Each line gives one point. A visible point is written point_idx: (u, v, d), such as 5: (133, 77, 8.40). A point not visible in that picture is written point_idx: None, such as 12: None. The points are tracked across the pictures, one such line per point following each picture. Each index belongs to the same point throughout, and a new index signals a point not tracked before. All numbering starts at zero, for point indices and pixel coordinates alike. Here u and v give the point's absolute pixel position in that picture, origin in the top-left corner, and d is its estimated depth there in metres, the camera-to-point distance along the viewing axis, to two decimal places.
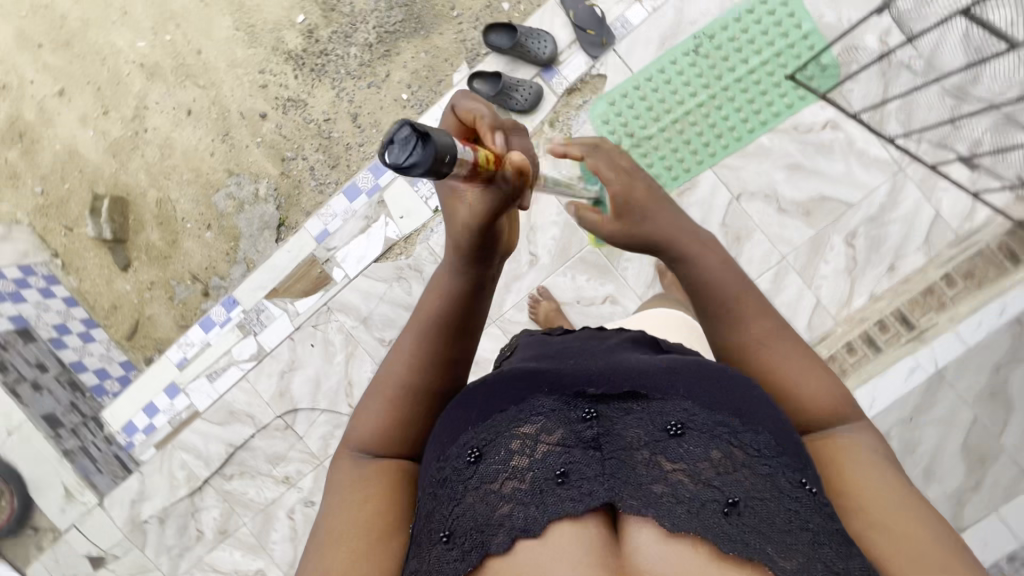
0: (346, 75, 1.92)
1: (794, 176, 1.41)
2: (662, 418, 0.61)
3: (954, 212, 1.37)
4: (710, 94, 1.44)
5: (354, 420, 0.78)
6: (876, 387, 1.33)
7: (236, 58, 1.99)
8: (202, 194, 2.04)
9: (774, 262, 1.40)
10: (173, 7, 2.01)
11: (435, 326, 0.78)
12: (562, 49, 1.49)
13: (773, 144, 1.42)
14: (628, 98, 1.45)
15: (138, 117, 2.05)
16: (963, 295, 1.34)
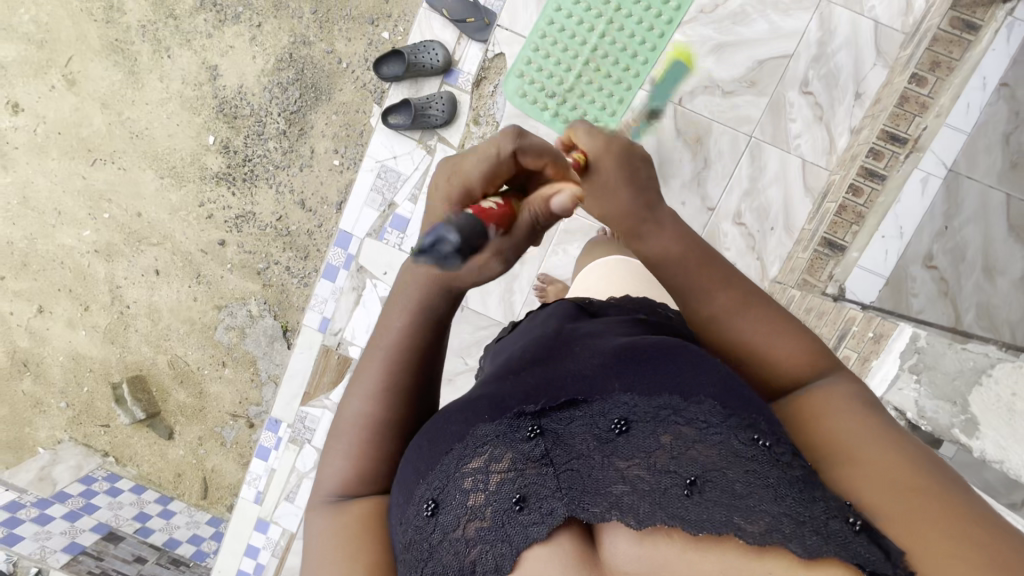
0: (276, 168, 1.92)
1: (721, 55, 1.34)
2: (604, 420, 0.59)
3: (891, 14, 1.30)
4: (606, 22, 1.34)
5: (326, 457, 0.71)
6: (897, 214, 1.24)
7: (173, 203, 2.00)
8: (203, 338, 2.07)
9: (743, 144, 1.34)
10: (97, 185, 2.02)
11: (407, 347, 0.71)
12: (454, 49, 1.47)
13: (690, 36, 1.35)
14: (533, 63, 1.37)
15: (116, 298, 2.09)
16: (939, 88, 1.20)
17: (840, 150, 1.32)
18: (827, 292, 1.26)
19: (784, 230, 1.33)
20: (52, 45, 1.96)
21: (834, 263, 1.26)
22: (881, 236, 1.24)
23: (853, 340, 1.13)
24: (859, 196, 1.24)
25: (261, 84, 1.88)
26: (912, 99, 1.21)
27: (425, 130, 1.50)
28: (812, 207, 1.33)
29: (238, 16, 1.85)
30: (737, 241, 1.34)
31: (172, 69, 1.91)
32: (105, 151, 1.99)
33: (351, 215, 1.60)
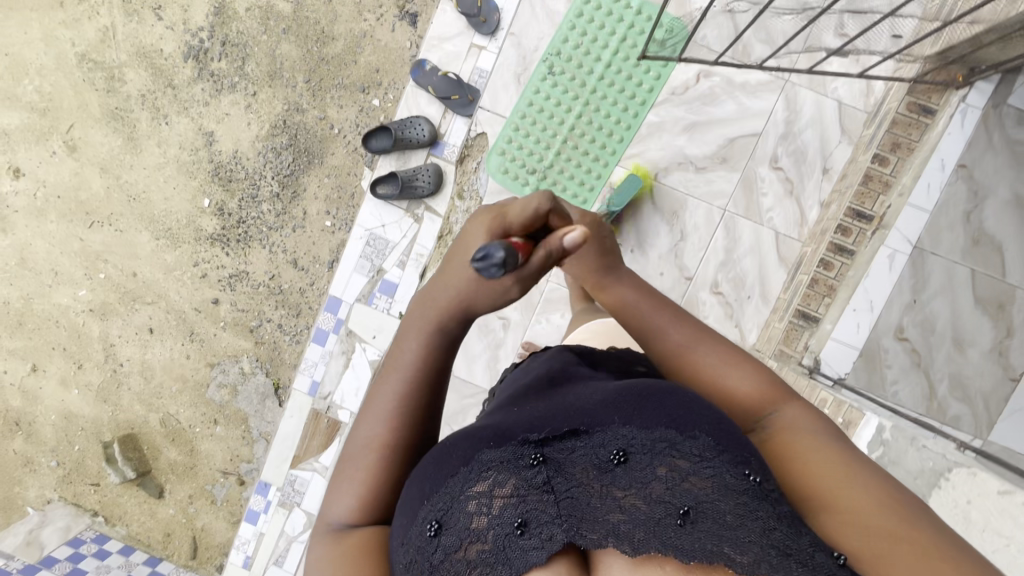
0: (269, 230, 1.97)
1: (694, 134, 1.45)
2: (604, 450, 0.65)
3: (853, 96, 1.41)
4: (583, 104, 1.46)
5: (331, 488, 0.79)
6: (867, 288, 1.29)
7: (168, 263, 2.03)
8: (196, 395, 2.08)
9: (718, 217, 1.45)
10: (95, 247, 2.06)
11: (416, 381, 0.81)
12: (440, 123, 1.54)
13: (662, 116, 1.46)
14: (514, 143, 1.48)
15: (110, 356, 2.11)
16: (901, 167, 1.31)
17: (810, 222, 1.43)
18: (803, 363, 1.35)
19: (761, 302, 1.44)
20: (54, 114, 2.02)
21: (808, 334, 1.35)
22: (852, 309, 1.30)
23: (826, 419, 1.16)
24: (830, 269, 1.35)
25: (255, 149, 1.93)
26: (876, 177, 1.33)
27: (411, 199, 1.55)
28: (786, 276, 1.44)
29: (234, 85, 1.92)
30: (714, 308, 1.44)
31: (170, 135, 1.97)
32: (102, 214, 2.04)
33: (341, 280, 1.64)
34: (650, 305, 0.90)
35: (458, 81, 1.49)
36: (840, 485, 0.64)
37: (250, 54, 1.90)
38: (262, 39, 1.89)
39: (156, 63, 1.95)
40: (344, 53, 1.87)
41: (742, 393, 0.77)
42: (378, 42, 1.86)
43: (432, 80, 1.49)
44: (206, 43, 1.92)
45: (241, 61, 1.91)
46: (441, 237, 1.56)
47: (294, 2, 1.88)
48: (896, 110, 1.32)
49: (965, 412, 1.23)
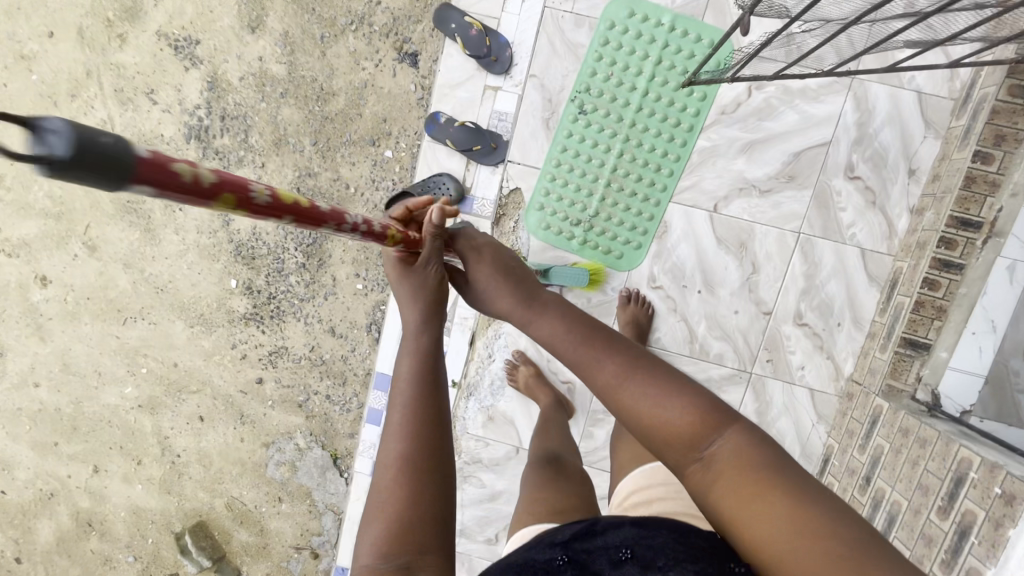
0: (301, 302, 1.90)
1: (755, 154, 1.42)
2: (617, 550, 0.77)
3: (934, 83, 1.36)
4: (623, 140, 1.43)
5: (359, 527, 0.77)
6: (985, 307, 1.26)
7: (206, 349, 1.99)
8: (256, 477, 2.05)
9: (794, 241, 1.42)
10: (132, 343, 2.03)
11: (419, 386, 0.87)
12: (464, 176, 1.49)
13: (715, 140, 1.42)
14: (553, 195, 1.45)
15: (166, 448, 2.09)
16: (1008, 161, 1.24)
17: (899, 232, 1.41)
18: (918, 399, 1.30)
19: (854, 328, 1.43)
20: (69, 216, 1.97)
21: (921, 365, 1.31)
22: (971, 333, 1.27)
23: (974, 491, 1.06)
24: (937, 289, 1.29)
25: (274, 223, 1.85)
26: (980, 178, 1.26)
27: None
28: (879, 295, 1.42)
29: (241, 159, 1.83)
30: (800, 342, 1.44)
31: (187, 220, 1.92)
32: (133, 310, 2.00)
33: None
34: (573, 327, 0.90)
35: (479, 130, 1.43)
36: (781, 531, 0.62)
37: (252, 124, 1.81)
38: (262, 107, 1.80)
39: (159, 149, 1.87)
40: (348, 107, 1.77)
41: (680, 430, 0.73)
42: (381, 90, 1.75)
43: (450, 132, 1.41)
44: (206, 121, 1.83)
45: (244, 133, 1.82)
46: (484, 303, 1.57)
47: (287, 63, 1.77)
48: (996, 98, 1.24)
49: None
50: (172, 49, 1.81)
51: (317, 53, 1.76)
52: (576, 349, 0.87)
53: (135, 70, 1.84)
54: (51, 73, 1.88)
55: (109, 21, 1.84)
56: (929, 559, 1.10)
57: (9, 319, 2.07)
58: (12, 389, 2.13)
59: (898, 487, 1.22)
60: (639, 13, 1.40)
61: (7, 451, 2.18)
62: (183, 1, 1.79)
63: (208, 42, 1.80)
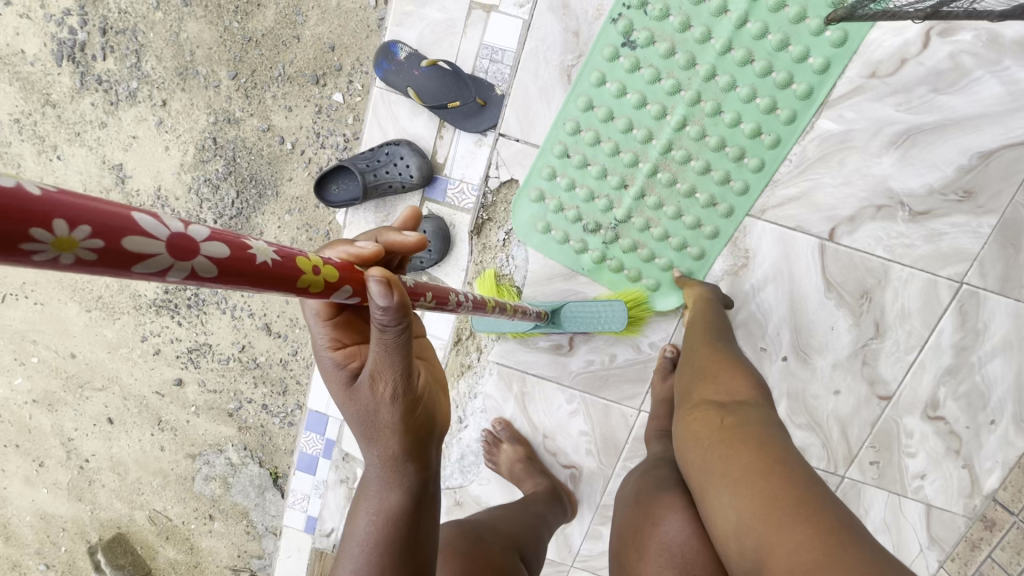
0: (226, 289, 1.46)
1: (911, 154, 1.02)
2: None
3: None
4: (690, 101, 1.02)
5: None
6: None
7: (109, 339, 1.56)
8: (183, 490, 1.70)
9: (948, 297, 1.04)
10: (16, 325, 1.59)
11: (378, 546, 0.61)
12: (435, 150, 1.16)
13: (851, 120, 1.03)
14: (563, 180, 1.08)
15: (72, 451, 1.72)
16: None
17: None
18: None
19: (1014, 430, 1.06)
20: None
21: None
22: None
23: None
24: None
25: (184, 184, 1.36)
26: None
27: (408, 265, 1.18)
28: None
29: (133, 92, 1.32)
30: (929, 446, 1.09)
31: (67, 174, 1.40)
32: (14, 286, 1.56)
33: None
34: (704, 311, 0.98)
35: (457, 76, 1.08)
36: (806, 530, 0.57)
37: (147, 43, 1.29)
38: (158, 17, 1.27)
39: (19, 70, 1.35)
40: (280, 25, 1.25)
41: (727, 396, 0.77)
42: (327, 3, 1.23)
43: (413, 81, 1.07)
44: (81, 33, 1.30)
45: (135, 55, 1.30)
46: (459, 339, 1.15)
47: None
48: None
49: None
50: None
51: None
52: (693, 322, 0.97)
53: None
54: None
55: None
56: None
57: None
58: None
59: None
60: None
61: None
62: None
63: None
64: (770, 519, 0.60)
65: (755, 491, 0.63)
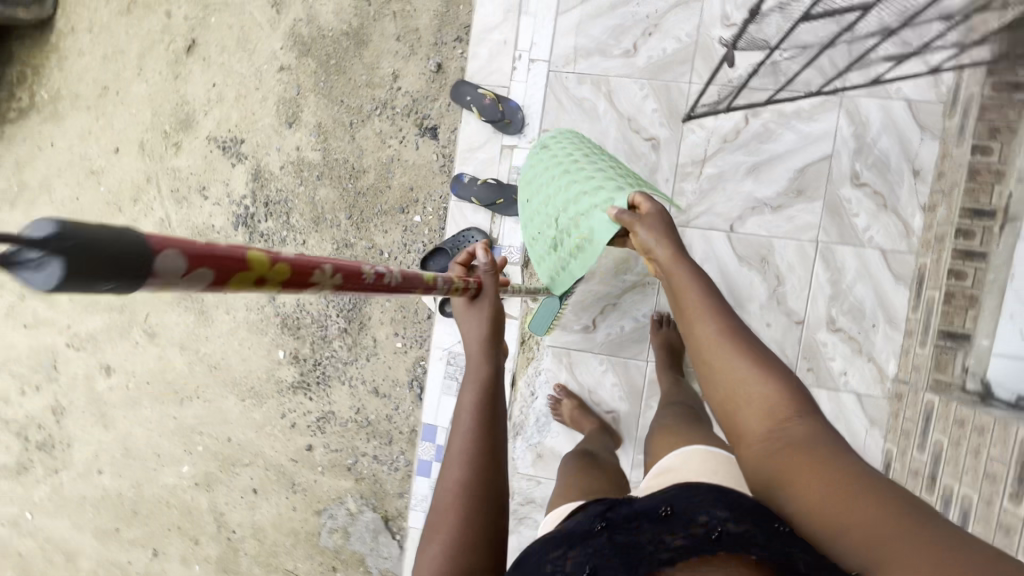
0: (345, 363, 1.98)
1: (760, 175, 1.47)
2: (647, 509, 0.73)
3: (923, 91, 1.39)
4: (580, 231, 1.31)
5: (421, 549, 0.79)
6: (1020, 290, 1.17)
7: (258, 420, 2.07)
8: (311, 546, 2.05)
9: (812, 250, 1.44)
10: (189, 422, 2.12)
11: (480, 421, 0.86)
12: (491, 229, 1.67)
13: (721, 167, 1.49)
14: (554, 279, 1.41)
15: (222, 525, 2.12)
16: (1008, 151, 1.24)
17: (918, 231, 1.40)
18: (968, 389, 1.23)
19: (890, 330, 1.40)
20: (131, 309, 2.15)
21: (964, 355, 1.25)
22: (1009, 318, 1.18)
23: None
24: (964, 279, 1.27)
25: (316, 292, 1.98)
26: (984, 169, 1.27)
27: None
28: (908, 293, 1.40)
29: (284, 238, 2.00)
30: (839, 349, 1.42)
31: (236, 300, 2.05)
32: (190, 390, 2.12)
33: (432, 407, 1.86)
34: (704, 313, 0.89)
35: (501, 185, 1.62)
36: (842, 495, 0.64)
37: (293, 206, 1.99)
38: (300, 190, 1.98)
39: (211, 238, 2.06)
40: (378, 181, 1.93)
41: (762, 409, 0.76)
42: (408, 163, 1.91)
43: (477, 191, 1.61)
44: (251, 208, 2.02)
45: (286, 214, 1.99)
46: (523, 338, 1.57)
47: (321, 149, 1.96)
48: (982, 96, 1.28)
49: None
50: (220, 150, 2.04)
51: (347, 138, 1.94)
52: (705, 340, 0.86)
53: (188, 172, 2.07)
54: (117, 184, 2.13)
55: (166, 133, 2.09)
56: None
57: (78, 410, 2.21)
58: (80, 480, 2.22)
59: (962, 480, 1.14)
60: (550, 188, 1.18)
61: (74, 541, 2.23)
62: (230, 109, 2.03)
63: (251, 140, 2.01)
64: (869, 534, 0.59)
65: (838, 505, 0.63)
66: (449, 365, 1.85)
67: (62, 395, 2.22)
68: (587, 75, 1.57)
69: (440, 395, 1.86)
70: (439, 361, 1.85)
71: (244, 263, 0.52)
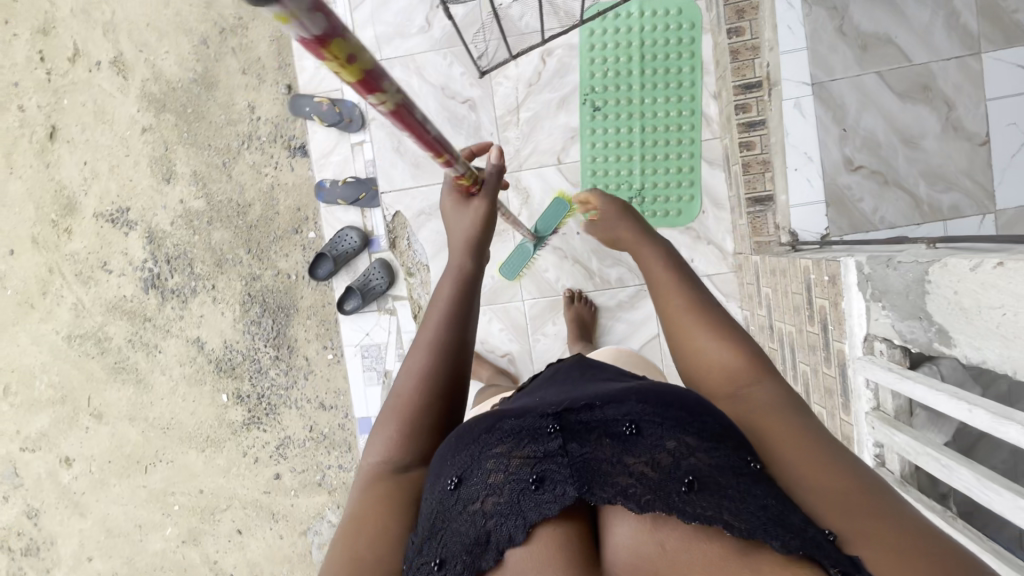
0: (286, 388, 2.06)
1: (569, 105, 1.58)
2: (617, 422, 0.65)
3: None
4: (638, 146, 1.54)
5: (375, 426, 0.80)
6: (795, 145, 1.39)
7: (223, 464, 2.14)
8: (306, 566, 2.13)
9: None
10: (159, 486, 2.18)
11: (454, 316, 0.86)
12: (364, 224, 1.95)
13: (535, 108, 1.60)
14: (614, 186, 1.56)
15: (219, 572, 2.19)
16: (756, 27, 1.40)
17: (715, 117, 1.54)
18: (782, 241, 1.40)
19: (717, 210, 1.55)
20: (73, 397, 2.19)
21: (771, 214, 1.42)
22: (794, 169, 1.38)
23: (818, 288, 1.14)
24: (754, 146, 1.42)
25: (239, 330, 2.05)
26: (742, 49, 1.42)
27: (375, 296, 1.93)
28: (724, 173, 1.54)
29: (194, 288, 2.06)
30: (680, 240, 1.56)
31: (168, 360, 2.11)
32: (150, 456, 2.17)
33: (362, 397, 2.01)
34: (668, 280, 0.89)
35: (359, 180, 1.91)
36: (810, 460, 0.64)
37: (194, 256, 2.04)
38: (196, 239, 2.04)
39: (127, 308, 2.11)
40: (265, 211, 2.00)
41: (725, 364, 0.76)
42: (287, 185, 1.98)
43: (339, 191, 1.90)
44: (155, 269, 2.07)
45: (189, 266, 2.05)
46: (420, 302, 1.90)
47: (203, 196, 2.02)
48: None
49: (958, 197, 1.36)
50: (110, 223, 2.08)
51: (225, 177, 2.00)
52: (674, 306, 0.85)
53: (86, 252, 2.12)
54: (22, 282, 2.17)
55: (54, 221, 2.13)
56: (838, 409, 1.11)
57: (51, 507, 2.25)
58: (73, 571, 2.27)
59: (787, 320, 1.30)
60: (684, 133, 1.53)
61: None
62: (107, 182, 2.07)
63: (136, 205, 2.06)
64: (840, 495, 0.60)
65: (810, 475, 0.63)
66: (366, 356, 1.99)
67: (32, 497, 2.26)
68: (394, 59, 1.66)
69: (369, 385, 2.00)
70: (355, 354, 2.00)
71: (341, 34, 0.56)
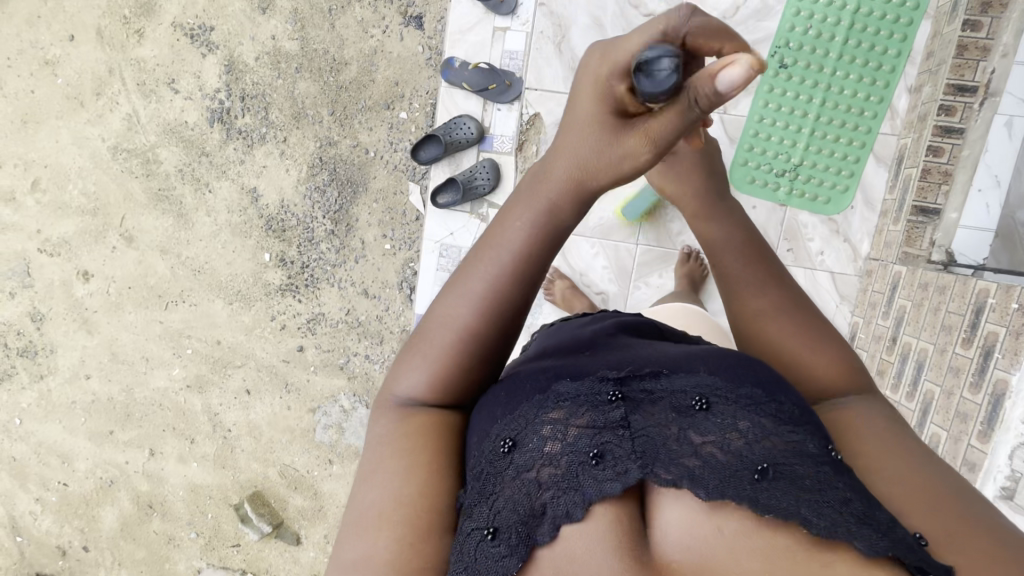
0: (333, 266, 1.98)
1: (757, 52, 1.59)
2: (684, 395, 0.61)
3: None
4: (814, 118, 1.48)
5: (401, 359, 0.69)
6: (988, 164, 1.33)
7: (248, 323, 2.08)
8: (306, 441, 2.12)
9: None
10: (176, 326, 2.12)
11: (518, 264, 0.66)
12: (483, 117, 1.81)
13: None
14: (770, 153, 1.53)
15: (218, 425, 2.17)
16: (997, 25, 1.34)
17: (901, 112, 1.55)
18: (934, 259, 1.39)
19: (868, 211, 1.58)
20: (106, 211, 2.07)
21: (932, 229, 1.41)
22: (977, 190, 1.35)
23: (994, 314, 1.12)
24: (942, 155, 1.42)
25: (300, 193, 1.94)
26: (972, 46, 1.37)
27: (472, 198, 1.81)
28: (888, 174, 1.57)
29: (263, 135, 1.92)
30: (819, 230, 1.60)
31: (216, 202, 2.00)
32: (174, 293, 2.10)
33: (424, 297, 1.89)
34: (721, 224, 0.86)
35: (494, 70, 1.70)
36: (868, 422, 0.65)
37: (272, 101, 1.90)
38: (279, 83, 1.89)
39: (186, 136, 1.97)
40: (360, 74, 1.85)
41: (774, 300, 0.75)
42: (392, 55, 1.83)
43: (468, 76, 1.70)
44: (227, 103, 1.92)
45: (264, 110, 1.91)
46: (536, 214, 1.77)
47: (299, 39, 1.86)
48: None
49: None
50: (188, 38, 1.91)
51: (326, 26, 1.85)
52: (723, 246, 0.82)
53: (155, 63, 1.95)
54: (76, 75, 1.99)
55: (126, 19, 1.94)
56: (968, 434, 1.10)
57: (59, 316, 2.18)
58: (68, 384, 2.22)
59: (924, 336, 1.31)
60: (864, 122, 1.49)
61: (67, 444, 2.26)
62: None
63: (221, 27, 1.89)
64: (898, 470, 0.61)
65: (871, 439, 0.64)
66: (441, 256, 1.87)
67: (39, 301, 2.17)
68: None
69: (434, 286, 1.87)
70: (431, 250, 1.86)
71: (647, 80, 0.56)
